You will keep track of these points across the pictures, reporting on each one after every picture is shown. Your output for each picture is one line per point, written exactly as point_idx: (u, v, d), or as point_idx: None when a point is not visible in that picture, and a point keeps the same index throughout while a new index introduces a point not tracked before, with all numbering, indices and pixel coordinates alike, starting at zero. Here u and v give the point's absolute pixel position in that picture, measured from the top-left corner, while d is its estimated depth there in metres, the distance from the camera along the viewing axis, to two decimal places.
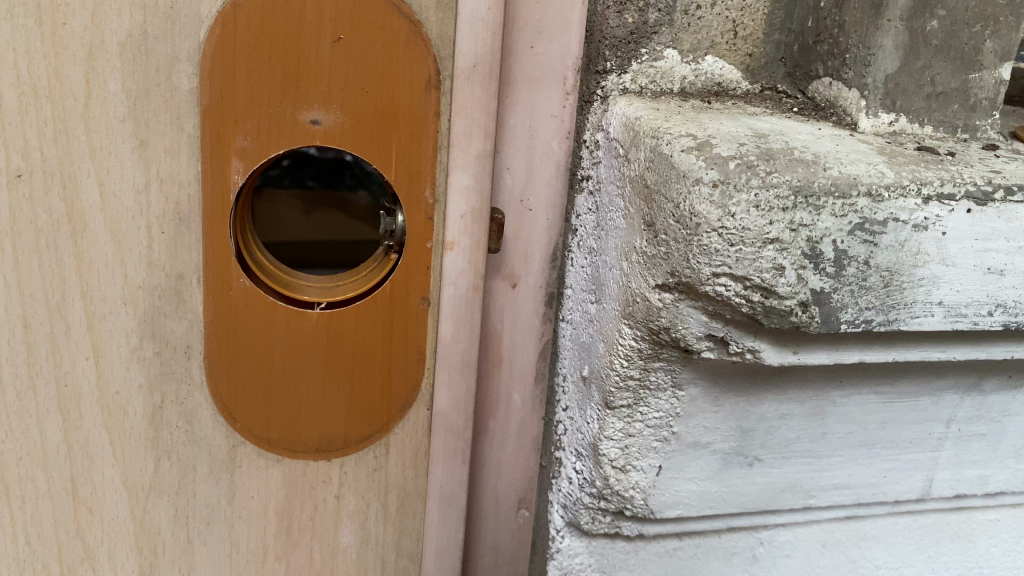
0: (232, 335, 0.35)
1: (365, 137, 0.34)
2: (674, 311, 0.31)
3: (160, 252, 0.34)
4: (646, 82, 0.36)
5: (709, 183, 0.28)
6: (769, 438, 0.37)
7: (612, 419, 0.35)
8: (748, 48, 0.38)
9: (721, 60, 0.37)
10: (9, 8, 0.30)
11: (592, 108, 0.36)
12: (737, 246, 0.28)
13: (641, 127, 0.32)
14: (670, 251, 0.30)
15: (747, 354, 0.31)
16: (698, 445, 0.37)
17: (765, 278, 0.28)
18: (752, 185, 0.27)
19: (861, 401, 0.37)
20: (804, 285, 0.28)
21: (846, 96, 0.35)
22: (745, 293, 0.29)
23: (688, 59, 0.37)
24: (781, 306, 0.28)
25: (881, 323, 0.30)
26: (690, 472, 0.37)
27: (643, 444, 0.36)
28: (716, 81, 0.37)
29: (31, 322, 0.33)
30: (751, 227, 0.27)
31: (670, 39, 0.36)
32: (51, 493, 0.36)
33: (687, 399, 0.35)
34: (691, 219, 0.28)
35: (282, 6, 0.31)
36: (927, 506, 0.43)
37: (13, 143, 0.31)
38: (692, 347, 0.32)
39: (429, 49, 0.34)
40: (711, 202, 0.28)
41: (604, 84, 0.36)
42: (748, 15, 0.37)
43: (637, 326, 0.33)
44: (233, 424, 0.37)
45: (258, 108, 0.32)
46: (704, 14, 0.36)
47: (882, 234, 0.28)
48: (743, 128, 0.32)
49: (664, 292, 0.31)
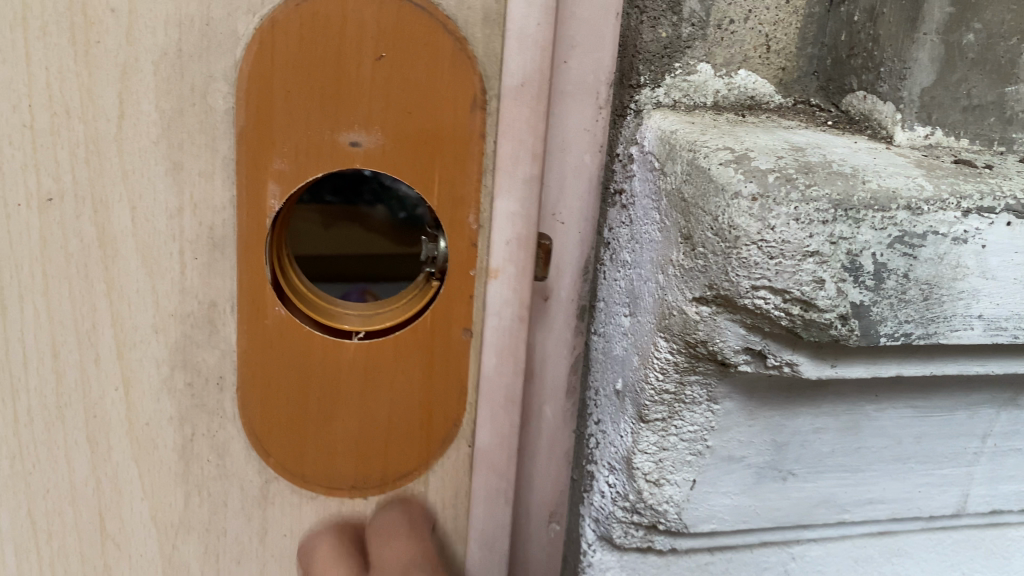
0: (267, 366, 0.36)
1: (405, 160, 0.34)
2: (712, 324, 0.30)
3: (193, 280, 0.35)
4: (679, 96, 0.36)
5: (749, 196, 0.27)
6: (803, 452, 0.36)
7: (646, 432, 0.35)
8: (781, 62, 0.37)
9: (754, 73, 0.37)
10: (43, 25, 0.31)
11: (626, 122, 0.36)
12: (777, 259, 0.27)
13: (677, 140, 0.32)
14: (709, 264, 0.29)
15: (785, 367, 0.30)
16: (732, 459, 0.36)
17: (805, 290, 0.27)
18: (791, 199, 0.27)
19: (896, 414, 0.36)
20: (844, 298, 0.27)
21: (880, 110, 0.34)
22: (785, 306, 0.28)
23: (721, 73, 0.36)
24: (820, 319, 0.28)
25: (920, 336, 0.29)
26: (724, 487, 0.37)
27: (677, 458, 0.35)
28: (749, 95, 0.37)
29: (61, 351, 0.35)
30: (790, 240, 0.27)
31: (704, 53, 0.35)
32: (78, 506, 0.37)
33: (722, 412, 0.34)
34: (729, 231, 0.28)
35: (322, 25, 0.32)
36: (961, 522, 0.41)
37: (44, 166, 0.33)
38: (729, 360, 0.31)
39: (475, 68, 0.33)
40: (751, 215, 0.27)
41: (638, 98, 0.36)
42: (782, 29, 0.37)
43: (673, 340, 0.32)
44: (267, 459, 0.38)
45: (294, 131, 0.33)
46: (737, 29, 0.36)
47: (922, 247, 0.28)
48: (780, 141, 0.31)
49: (701, 305, 0.30)
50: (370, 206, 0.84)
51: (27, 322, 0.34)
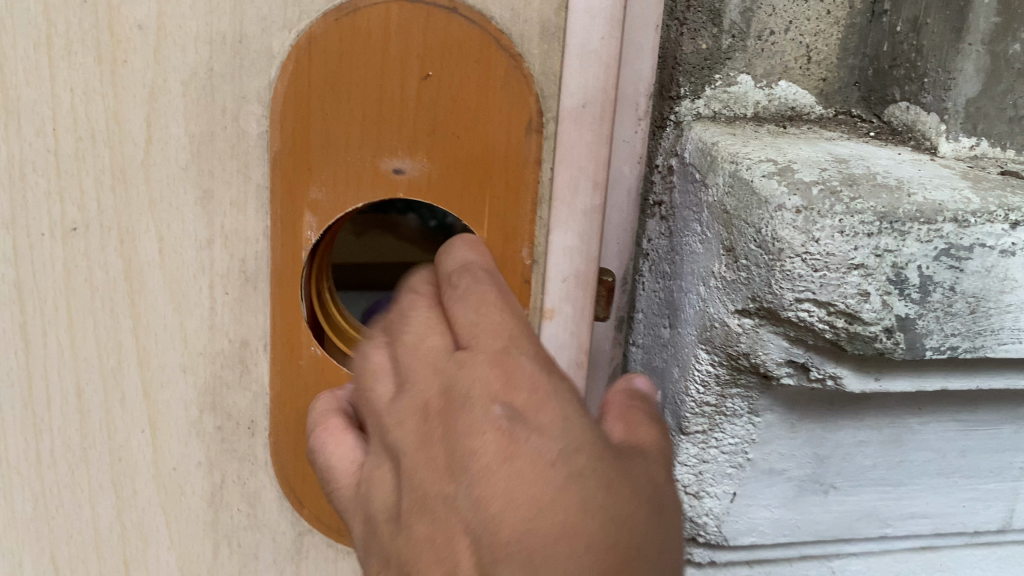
0: (299, 401, 0.35)
1: (453, 187, 0.32)
2: (754, 336, 0.30)
3: (224, 316, 0.34)
4: (719, 107, 0.35)
5: (792, 208, 0.26)
6: (845, 466, 0.35)
7: (686, 445, 0.34)
8: (822, 73, 0.36)
9: (794, 85, 0.36)
10: (67, 44, 0.30)
11: (665, 134, 0.36)
12: (821, 272, 0.26)
13: (718, 152, 0.31)
14: (751, 276, 0.28)
15: (829, 380, 0.29)
16: (773, 472, 0.35)
17: (849, 303, 0.26)
18: (835, 211, 0.26)
19: (940, 428, 0.35)
20: (889, 310, 0.26)
21: (924, 121, 0.33)
22: (828, 318, 0.27)
23: (761, 84, 0.35)
24: (864, 332, 0.27)
25: (967, 349, 0.28)
26: (764, 499, 0.36)
27: (717, 470, 0.34)
28: (789, 106, 0.36)
29: (85, 389, 0.34)
30: (835, 252, 0.26)
31: (744, 64, 0.35)
32: (101, 539, 0.37)
33: (763, 425, 0.34)
34: (772, 244, 0.27)
35: (365, 41, 0.30)
36: (1006, 537, 0.40)
37: (70, 194, 0.32)
38: (771, 373, 0.30)
39: (531, 86, 0.32)
40: (795, 227, 0.26)
41: (678, 109, 0.35)
42: (822, 40, 0.36)
43: (714, 352, 0.31)
44: (301, 511, 0.37)
45: (334, 158, 0.32)
46: (777, 40, 0.35)
47: (969, 259, 0.27)
48: (823, 153, 0.30)
49: (743, 317, 0.30)
50: (402, 215, 0.79)
51: (51, 357, 0.34)
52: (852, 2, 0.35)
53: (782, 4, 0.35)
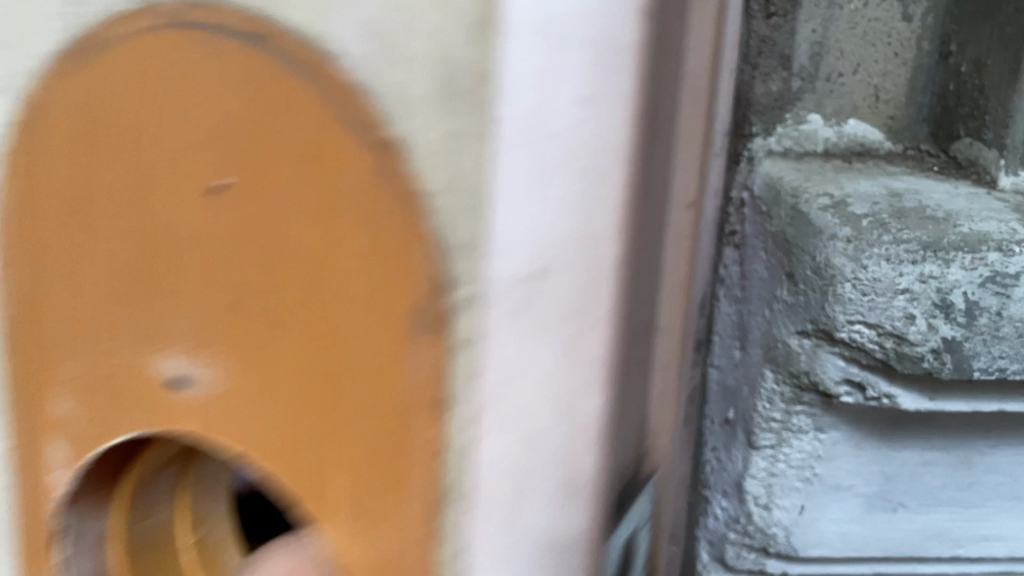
0: None
1: (276, 373, 0.25)
2: (813, 355, 0.32)
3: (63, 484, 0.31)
4: (791, 143, 0.36)
5: (844, 238, 0.29)
6: (913, 484, 0.35)
7: (758, 460, 0.35)
8: (890, 111, 0.37)
9: (863, 122, 0.37)
10: None
11: (738, 169, 0.36)
12: (870, 296, 0.29)
13: (783, 186, 0.34)
14: (809, 299, 0.31)
15: (884, 399, 0.31)
16: (840, 487, 0.35)
17: (896, 325, 0.29)
18: (882, 241, 0.29)
19: (1010, 452, 0.35)
20: (935, 332, 0.29)
21: (985, 155, 0.34)
22: (879, 339, 0.29)
23: (830, 121, 0.36)
24: (912, 352, 0.29)
25: (1017, 370, 0.29)
26: (832, 513, 0.35)
27: (786, 482, 0.35)
28: (859, 143, 0.37)
29: None
30: (882, 278, 0.29)
31: (814, 104, 0.36)
32: None
33: (829, 441, 0.34)
34: (826, 270, 0.30)
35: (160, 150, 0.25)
36: None
37: None
38: (830, 391, 0.32)
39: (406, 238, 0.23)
40: (846, 254, 0.29)
41: (750, 146, 0.36)
42: (890, 79, 0.36)
43: (779, 370, 0.33)
44: None
45: (267, 266, 0.24)
46: (846, 81, 0.36)
47: (1015, 286, 0.29)
48: (879, 189, 0.33)
49: (804, 337, 0.32)
50: None
51: None
52: (919, 43, 0.36)
53: (850, 47, 0.36)
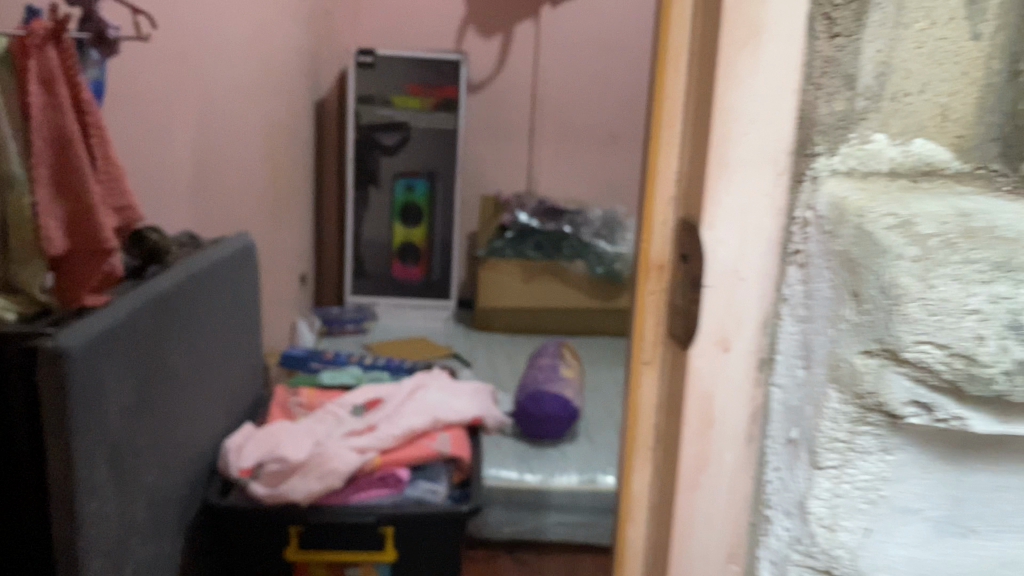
0: None
1: None
2: (877, 376, 0.24)
3: None
4: (857, 164, 0.27)
5: (911, 258, 0.23)
6: (984, 508, 0.26)
7: (820, 478, 0.26)
8: (955, 134, 0.27)
9: (932, 147, 0.27)
10: None
11: (801, 189, 0.27)
12: (938, 316, 0.22)
13: (847, 207, 0.26)
14: (873, 318, 0.24)
15: (952, 423, 0.23)
16: (908, 510, 0.26)
17: (967, 347, 0.22)
18: (952, 260, 0.23)
19: None
20: (1006, 355, 0.22)
21: None
22: (946, 361, 0.22)
23: (897, 144, 0.27)
24: (982, 375, 0.22)
25: None
26: (900, 537, 0.26)
27: (849, 503, 0.26)
28: (924, 170, 0.28)
29: None
30: (951, 297, 0.22)
31: (879, 126, 0.27)
32: None
33: (895, 463, 0.25)
34: (887, 293, 0.23)
35: None
36: None
37: None
38: (896, 413, 0.24)
39: None
40: (912, 277, 0.23)
41: (812, 163, 0.27)
42: (958, 101, 0.27)
43: (842, 391, 0.25)
44: None
45: None
46: (913, 102, 0.27)
47: None
48: (947, 209, 0.26)
49: (866, 355, 0.24)
50: None
51: None
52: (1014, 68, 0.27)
53: (922, 71, 0.26)
